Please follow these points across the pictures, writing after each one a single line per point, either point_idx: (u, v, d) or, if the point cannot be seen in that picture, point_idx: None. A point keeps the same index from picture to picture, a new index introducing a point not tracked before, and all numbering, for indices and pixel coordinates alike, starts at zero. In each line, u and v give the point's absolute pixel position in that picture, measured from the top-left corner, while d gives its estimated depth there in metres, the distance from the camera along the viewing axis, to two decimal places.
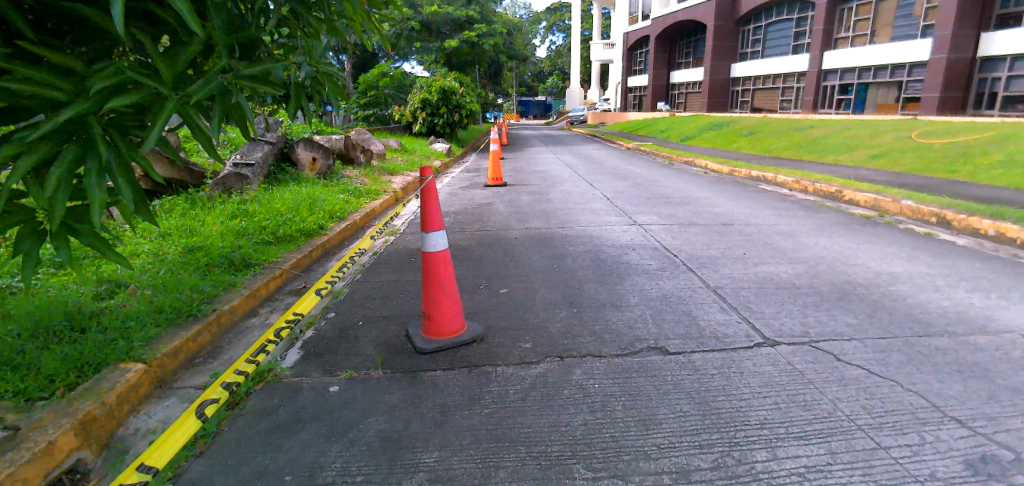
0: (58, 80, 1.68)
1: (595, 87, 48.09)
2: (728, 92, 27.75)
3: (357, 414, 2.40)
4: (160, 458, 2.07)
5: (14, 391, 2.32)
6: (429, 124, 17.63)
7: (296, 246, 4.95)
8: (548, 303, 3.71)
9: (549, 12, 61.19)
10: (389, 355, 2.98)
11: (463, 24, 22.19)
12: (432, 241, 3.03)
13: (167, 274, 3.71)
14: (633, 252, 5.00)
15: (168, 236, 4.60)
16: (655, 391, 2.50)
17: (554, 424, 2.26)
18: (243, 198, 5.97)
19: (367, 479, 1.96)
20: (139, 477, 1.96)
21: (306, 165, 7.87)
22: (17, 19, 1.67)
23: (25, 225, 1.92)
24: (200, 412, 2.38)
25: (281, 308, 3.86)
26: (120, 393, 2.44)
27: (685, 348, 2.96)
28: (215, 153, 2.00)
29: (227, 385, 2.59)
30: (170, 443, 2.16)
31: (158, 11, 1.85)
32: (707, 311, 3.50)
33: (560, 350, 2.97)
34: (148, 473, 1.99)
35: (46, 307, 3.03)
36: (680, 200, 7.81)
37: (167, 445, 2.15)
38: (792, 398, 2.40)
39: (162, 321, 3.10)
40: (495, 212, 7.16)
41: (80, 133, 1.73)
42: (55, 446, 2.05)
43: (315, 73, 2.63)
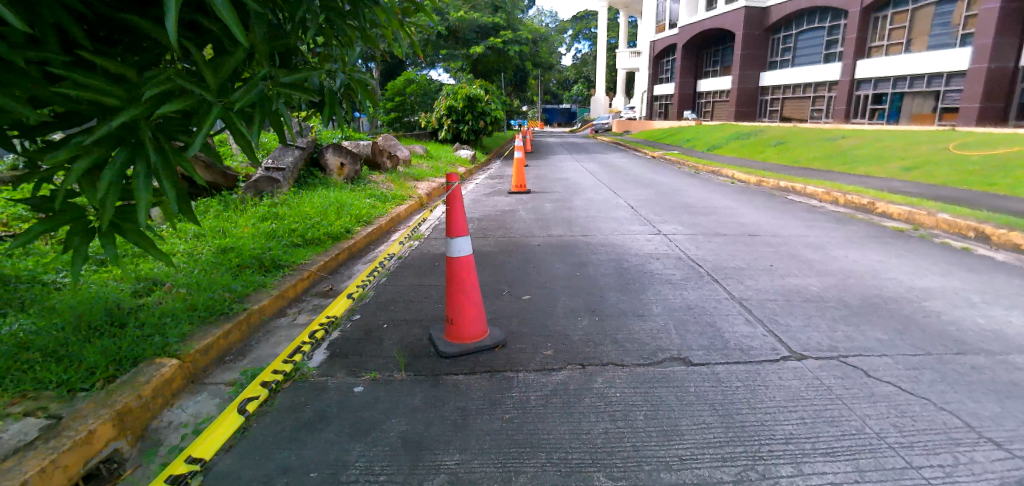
0: (112, 86, 1.77)
1: (621, 96, 47.90)
2: (757, 102, 27.32)
3: (380, 415, 2.44)
4: (205, 451, 2.14)
5: (59, 381, 2.47)
6: (454, 131, 17.78)
7: (322, 248, 5.07)
8: (570, 310, 3.71)
9: (576, 20, 61.58)
10: (412, 358, 3.02)
11: (489, 31, 22.34)
12: (456, 246, 3.06)
13: (200, 273, 3.85)
14: (656, 261, 4.96)
15: (202, 236, 4.74)
16: (677, 402, 2.48)
17: (574, 431, 2.26)
18: (274, 202, 6.14)
19: (389, 478, 2.00)
20: (187, 468, 2.03)
21: (333, 170, 8.05)
22: (77, 28, 1.79)
23: (76, 223, 2.03)
24: (241, 409, 2.44)
25: (308, 309, 3.96)
26: (154, 387, 2.54)
27: (708, 359, 2.92)
28: (253, 155, 2.06)
29: (265, 383, 2.68)
30: (215, 437, 2.23)
31: (205, 22, 1.96)
32: (731, 323, 3.45)
33: (581, 357, 2.97)
34: (195, 465, 2.06)
35: (88, 302, 3.18)
36: (705, 209, 7.72)
37: (209, 441, 2.21)
38: (818, 414, 2.35)
39: (195, 318, 3.22)
40: (518, 219, 7.19)
41: (130, 137, 1.82)
42: (94, 435, 2.15)
43: (348, 81, 2.73)
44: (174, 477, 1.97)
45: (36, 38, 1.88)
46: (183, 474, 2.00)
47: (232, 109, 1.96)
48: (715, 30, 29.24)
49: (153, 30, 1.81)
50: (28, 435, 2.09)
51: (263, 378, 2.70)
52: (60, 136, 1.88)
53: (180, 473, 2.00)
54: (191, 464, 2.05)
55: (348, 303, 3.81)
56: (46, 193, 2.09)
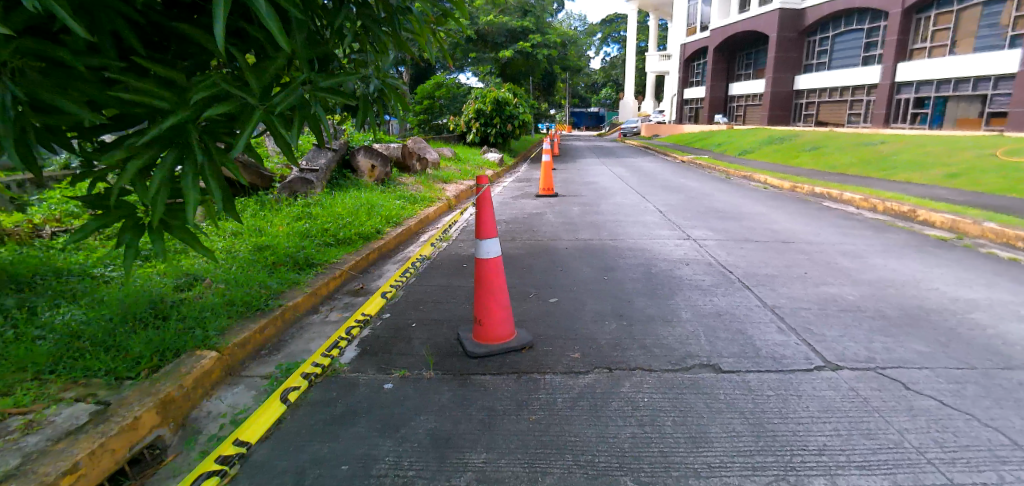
0: (162, 90, 1.86)
1: (650, 99, 47.39)
2: (791, 105, 26.67)
3: (409, 412, 2.49)
4: (251, 435, 2.28)
5: (107, 370, 2.60)
6: (482, 134, 17.94)
7: (354, 248, 5.19)
8: (597, 314, 3.70)
9: (605, 24, 61.34)
10: (440, 358, 3.06)
11: (519, 34, 22.43)
12: (485, 248, 3.09)
13: (238, 270, 3.99)
14: (686, 267, 4.90)
15: (239, 235, 4.90)
16: (707, 409, 2.45)
17: (601, 435, 2.26)
18: (308, 202, 6.31)
19: (418, 474, 2.04)
20: (235, 449, 2.17)
21: (365, 172, 8.24)
22: (131, 34, 1.87)
23: (128, 219, 2.15)
24: (284, 398, 2.58)
25: (339, 307, 4.05)
26: (195, 378, 2.65)
27: (739, 367, 2.87)
28: (292, 156, 2.12)
29: (307, 373, 2.82)
30: (262, 421, 2.39)
31: (249, 29, 2.04)
32: (763, 331, 3.38)
33: (609, 362, 2.96)
34: (242, 447, 2.20)
35: (133, 295, 3.34)
36: (736, 215, 7.58)
37: (256, 425, 2.36)
38: (854, 426, 2.29)
39: (233, 313, 3.35)
40: (545, 222, 7.20)
41: (179, 139, 1.91)
42: (139, 422, 2.26)
43: (382, 86, 2.80)
44: (224, 458, 2.11)
45: (96, 46, 1.99)
46: (231, 456, 2.13)
47: (274, 112, 2.03)
48: (747, 33, 28.71)
49: (202, 38, 1.90)
50: (79, 419, 2.22)
51: (305, 369, 2.84)
52: (116, 138, 2.00)
53: (229, 455, 2.13)
54: (239, 447, 2.19)
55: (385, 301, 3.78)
56: (101, 190, 2.21)
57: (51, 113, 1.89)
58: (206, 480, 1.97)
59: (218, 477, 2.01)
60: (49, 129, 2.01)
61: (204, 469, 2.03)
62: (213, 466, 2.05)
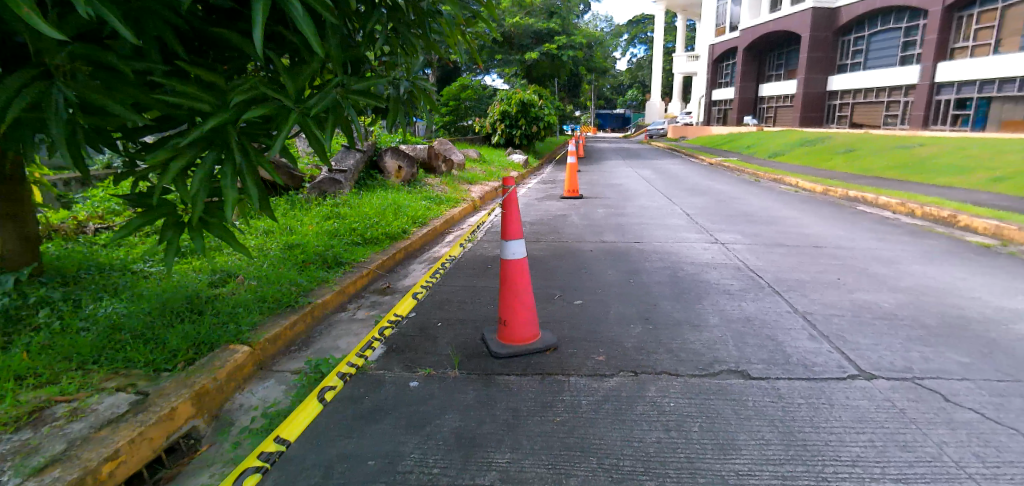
0: (203, 93, 1.93)
1: (677, 101, 46.77)
2: (824, 107, 25.96)
3: (434, 410, 2.52)
4: (291, 433, 2.31)
5: (147, 361, 2.70)
6: (507, 135, 18.01)
7: (381, 247, 5.27)
8: (622, 318, 3.67)
9: (631, 24, 60.86)
10: (465, 357, 3.09)
11: (544, 36, 22.46)
12: (510, 249, 3.10)
13: (269, 268, 4.10)
14: (713, 271, 4.82)
15: (271, 233, 5.03)
16: (734, 416, 2.40)
17: (626, 438, 2.24)
18: (336, 202, 6.44)
19: (443, 472, 2.06)
20: (275, 447, 2.21)
21: (391, 173, 8.36)
22: (175, 39, 1.94)
23: (168, 217, 2.23)
24: (321, 397, 2.60)
25: (366, 305, 4.12)
26: (228, 372, 2.73)
27: (769, 374, 2.81)
28: (325, 157, 2.17)
29: (342, 373, 2.82)
30: (299, 420, 2.40)
31: (286, 33, 2.11)
32: (793, 337, 3.30)
33: (634, 365, 2.94)
34: (282, 444, 2.23)
35: (172, 290, 3.47)
36: (766, 219, 7.42)
37: (294, 425, 2.38)
38: (889, 437, 2.22)
39: (265, 309, 3.44)
40: (570, 224, 7.18)
41: (218, 140, 1.97)
42: (176, 412, 2.34)
43: (412, 89, 2.85)
44: (266, 455, 2.16)
45: (142, 51, 2.08)
46: (273, 453, 2.17)
47: (309, 114, 2.08)
48: (779, 33, 28.09)
49: (241, 42, 1.97)
50: (120, 408, 2.31)
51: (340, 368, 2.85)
52: (159, 139, 2.09)
53: (270, 451, 2.18)
54: (280, 444, 2.23)
55: (414, 300, 3.84)
56: (143, 188, 2.30)
57: (99, 115, 1.98)
58: (248, 477, 2.01)
59: (260, 473, 2.05)
60: (96, 130, 2.11)
61: (247, 466, 2.07)
62: (254, 463, 2.09)
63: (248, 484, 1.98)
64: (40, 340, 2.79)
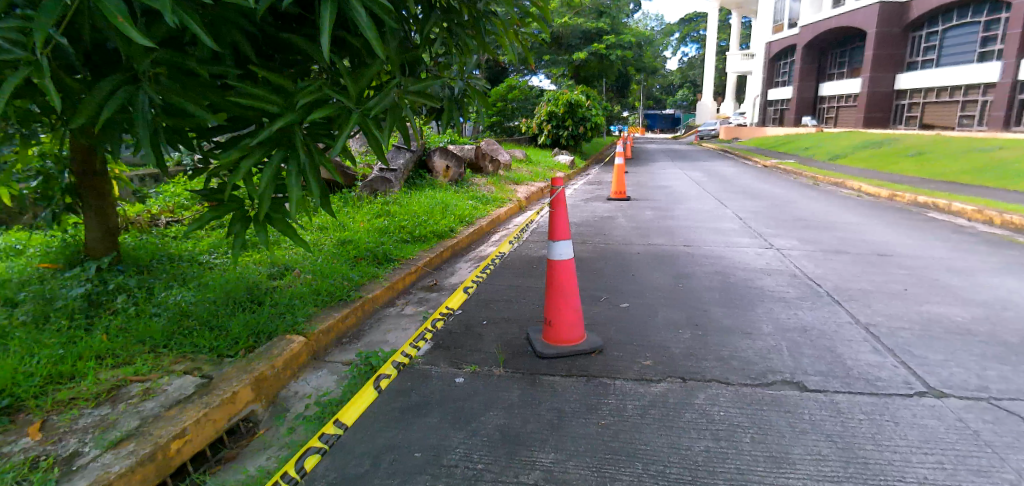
0: (272, 96, 2.04)
1: (730, 101, 45.26)
2: (892, 107, 24.46)
3: (479, 406, 2.55)
4: (349, 417, 2.42)
5: (211, 347, 2.87)
6: (553, 136, 18.00)
7: (428, 245, 5.38)
8: (670, 322, 3.59)
9: (683, 23, 59.43)
10: (511, 356, 3.11)
11: (593, 36, 22.30)
12: (558, 250, 3.10)
13: (323, 262, 4.27)
14: (767, 277, 4.64)
15: (325, 229, 5.23)
16: (789, 428, 2.31)
17: (673, 445, 2.20)
18: (387, 200, 6.62)
19: (487, 468, 2.09)
20: (335, 429, 2.32)
21: (440, 172, 8.52)
22: (247, 45, 2.05)
23: (237, 211, 2.37)
24: (377, 385, 2.69)
25: (415, 300, 4.22)
26: (285, 360, 2.86)
27: (827, 386, 2.69)
28: (383, 156, 2.25)
29: (397, 363, 2.93)
30: (357, 404, 2.51)
31: (349, 37, 2.20)
32: (855, 350, 3.13)
33: (682, 371, 2.87)
34: (341, 428, 2.34)
35: (235, 280, 3.67)
36: (825, 225, 7.07)
37: (353, 408, 2.49)
38: (960, 460, 2.07)
39: (319, 302, 3.59)
40: (616, 226, 7.09)
41: (286, 141, 2.09)
42: (237, 396, 2.48)
43: (466, 88, 2.90)
44: (327, 436, 2.28)
45: (219, 56, 2.22)
46: (332, 435, 2.29)
47: (369, 115, 2.17)
48: (842, 29, 26.71)
49: (308, 46, 2.07)
50: (187, 390, 2.47)
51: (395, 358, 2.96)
52: (232, 139, 2.22)
53: (330, 433, 2.30)
54: (338, 427, 2.33)
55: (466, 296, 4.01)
56: (215, 184, 2.45)
57: (179, 115, 2.13)
58: (309, 457, 2.13)
59: (320, 454, 2.17)
60: (174, 130, 2.27)
61: (309, 447, 2.19)
62: (316, 444, 2.22)
63: (309, 463, 2.11)
64: (119, 323, 3.02)
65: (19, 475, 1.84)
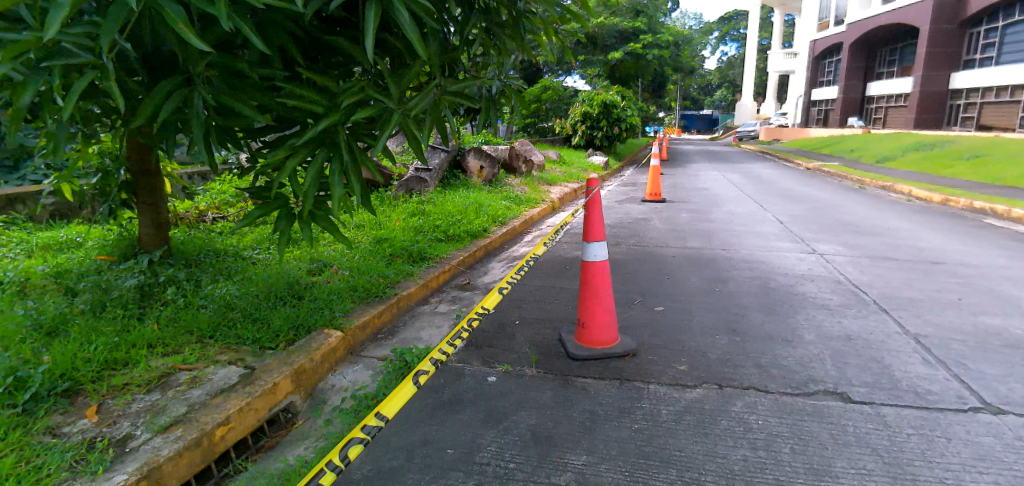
0: (317, 97, 2.10)
1: (771, 101, 43.91)
2: (946, 107, 23.23)
3: (512, 406, 2.56)
4: (390, 410, 2.50)
5: (254, 339, 2.98)
6: (588, 137, 17.86)
7: (462, 244, 5.43)
8: (707, 327, 3.52)
9: (723, 22, 58.04)
10: (543, 357, 3.11)
11: (629, 36, 22.03)
12: (592, 251, 3.08)
13: (360, 259, 4.38)
14: (810, 283, 4.48)
15: (362, 227, 5.35)
16: (831, 441, 2.23)
17: (708, 453, 2.15)
18: (422, 199, 6.72)
19: (518, 467, 2.09)
20: (377, 421, 2.40)
21: (474, 173, 8.59)
22: (294, 48, 2.13)
23: (281, 209, 2.45)
24: (416, 380, 2.77)
25: (448, 299, 4.27)
26: (323, 354, 2.94)
27: (872, 398, 2.58)
28: (422, 155, 2.29)
29: (435, 359, 3.00)
30: (397, 398, 2.59)
31: (391, 38, 2.25)
32: (904, 361, 2.99)
33: (719, 378, 2.81)
34: (383, 420, 2.42)
35: (277, 275, 3.80)
36: (872, 230, 6.78)
37: (393, 401, 2.57)
38: (1020, 481, 1.95)
39: (356, 298, 3.68)
40: (651, 228, 6.99)
41: (330, 140, 2.15)
42: (278, 387, 2.57)
43: (504, 89, 2.92)
44: (369, 428, 2.36)
45: (267, 59, 2.30)
46: (374, 426, 2.37)
47: (409, 115, 2.21)
48: (893, 26, 25.55)
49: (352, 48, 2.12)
50: (231, 379, 2.57)
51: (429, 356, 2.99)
52: (279, 138, 2.31)
53: (372, 425, 2.38)
54: (380, 419, 2.42)
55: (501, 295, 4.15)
56: (261, 183, 2.55)
57: (230, 116, 2.22)
58: (352, 448, 2.21)
59: (362, 444, 2.25)
60: (224, 130, 2.37)
61: (352, 437, 2.28)
62: (358, 436, 2.29)
63: (352, 454, 2.19)
64: (169, 313, 3.18)
65: (79, 455, 1.96)
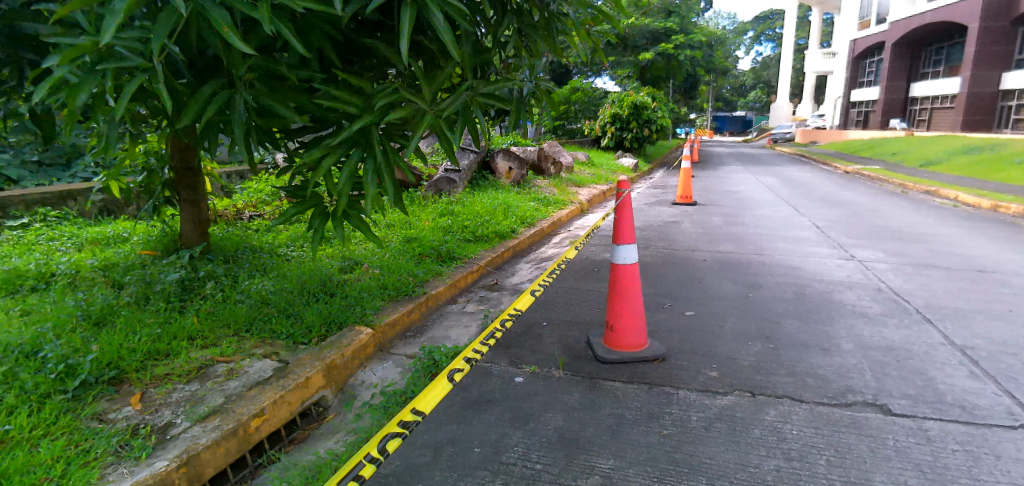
0: (353, 98, 2.15)
1: (808, 103, 42.64)
2: (997, 109, 22.13)
3: (539, 407, 2.56)
4: (426, 405, 1.97)
5: (288, 334, 3.06)
6: (617, 138, 17.69)
7: (490, 245, 5.45)
8: (739, 334, 3.44)
9: (758, 21, 56.71)
10: (571, 359, 3.10)
11: (661, 37, 21.75)
12: (622, 254, 3.05)
13: (390, 258, 4.45)
14: (848, 291, 4.33)
15: (392, 226, 5.44)
16: (870, 454, 2.15)
17: (740, 462, 2.11)
18: (451, 199, 6.78)
19: (545, 468, 2.09)
20: (412, 417, 1.91)
21: (502, 174, 8.62)
22: (331, 50, 2.18)
23: (316, 208, 2.52)
24: (450, 377, 2.17)
25: (476, 299, 4.30)
26: (353, 350, 3.01)
27: (914, 411, 2.48)
28: (453, 156, 2.32)
29: (468, 357, 2.37)
30: (431, 395, 2.03)
31: (425, 40, 2.29)
32: (949, 374, 2.87)
33: (751, 385, 2.75)
34: (418, 415, 1.92)
35: (311, 272, 3.90)
36: (915, 236, 6.51)
37: (427, 399, 2.01)
38: None
39: (386, 296, 3.75)
40: (682, 232, 6.88)
41: (364, 140, 2.20)
42: (310, 380, 2.64)
43: (535, 90, 2.93)
44: (404, 422, 1.88)
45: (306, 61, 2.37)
46: (410, 421, 1.88)
47: (442, 116, 2.24)
48: (939, 25, 24.49)
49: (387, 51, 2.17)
50: (266, 372, 2.65)
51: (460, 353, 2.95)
52: (315, 139, 2.37)
53: (407, 419, 1.89)
54: (415, 414, 1.92)
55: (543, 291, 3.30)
56: (297, 182, 2.62)
57: (269, 117, 2.29)
58: (388, 441, 1.76)
59: (400, 438, 1.79)
60: (263, 130, 2.44)
61: (387, 431, 1.82)
62: (395, 429, 1.84)
63: (389, 447, 1.74)
64: (209, 307, 3.30)
65: (123, 439, 2.05)
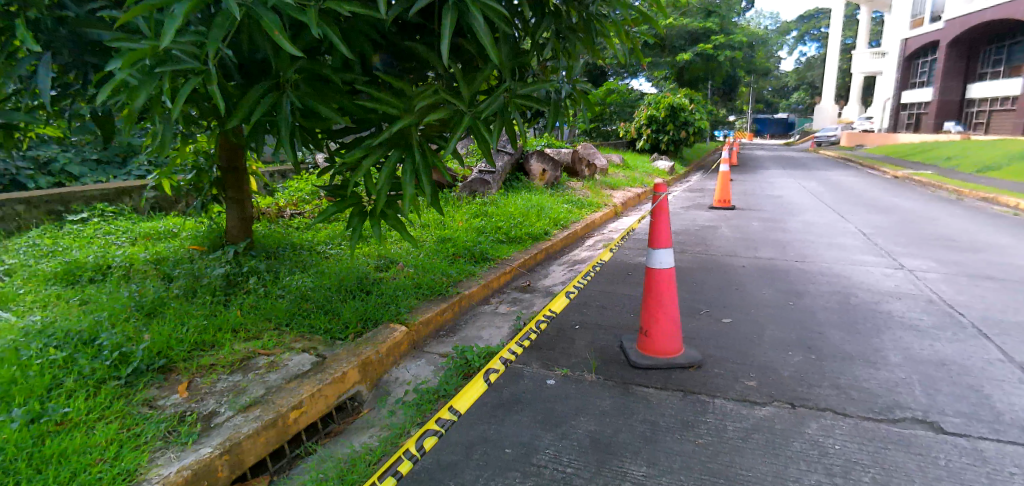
0: (394, 99, 2.19)
1: (855, 104, 40.98)
2: None
3: (570, 411, 2.55)
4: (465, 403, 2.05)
5: (326, 329, 3.15)
6: (653, 141, 17.43)
7: (524, 246, 5.47)
8: (779, 343, 3.34)
9: (802, 20, 54.90)
10: (604, 363, 3.07)
11: (699, 37, 21.33)
12: (657, 258, 3.00)
13: (425, 257, 4.52)
14: (896, 301, 4.14)
15: (427, 226, 5.52)
16: (919, 474, 2.05)
17: (778, 475, 2.04)
18: (484, 201, 6.83)
19: (576, 472, 2.08)
20: (449, 416, 2.00)
21: (536, 176, 8.63)
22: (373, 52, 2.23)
23: (355, 207, 2.57)
24: (486, 377, 2.24)
25: (508, 300, 4.32)
26: (388, 347, 3.07)
27: (969, 430, 2.35)
28: (490, 157, 2.34)
29: (505, 357, 2.45)
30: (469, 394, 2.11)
31: (464, 42, 2.31)
32: (1008, 392, 2.70)
33: (791, 396, 2.66)
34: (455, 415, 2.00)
35: (349, 270, 4.00)
36: (971, 246, 6.17)
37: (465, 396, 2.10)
38: None
39: (420, 295, 3.81)
40: (719, 237, 6.72)
41: (404, 141, 2.24)
42: (346, 376, 2.71)
43: (572, 92, 2.92)
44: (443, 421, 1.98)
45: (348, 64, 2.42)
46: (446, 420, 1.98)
47: (480, 117, 2.27)
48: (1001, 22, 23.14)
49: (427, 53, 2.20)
50: (304, 366, 2.73)
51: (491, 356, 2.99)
52: (356, 139, 2.42)
53: (444, 417, 1.99)
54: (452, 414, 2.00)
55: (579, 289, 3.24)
56: (337, 181, 2.68)
57: (313, 118, 2.36)
58: (426, 439, 1.88)
59: (437, 437, 1.90)
60: (306, 131, 2.51)
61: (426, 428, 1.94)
62: (433, 427, 1.95)
63: (426, 447, 1.85)
64: (252, 301, 3.43)
65: (172, 425, 2.15)
